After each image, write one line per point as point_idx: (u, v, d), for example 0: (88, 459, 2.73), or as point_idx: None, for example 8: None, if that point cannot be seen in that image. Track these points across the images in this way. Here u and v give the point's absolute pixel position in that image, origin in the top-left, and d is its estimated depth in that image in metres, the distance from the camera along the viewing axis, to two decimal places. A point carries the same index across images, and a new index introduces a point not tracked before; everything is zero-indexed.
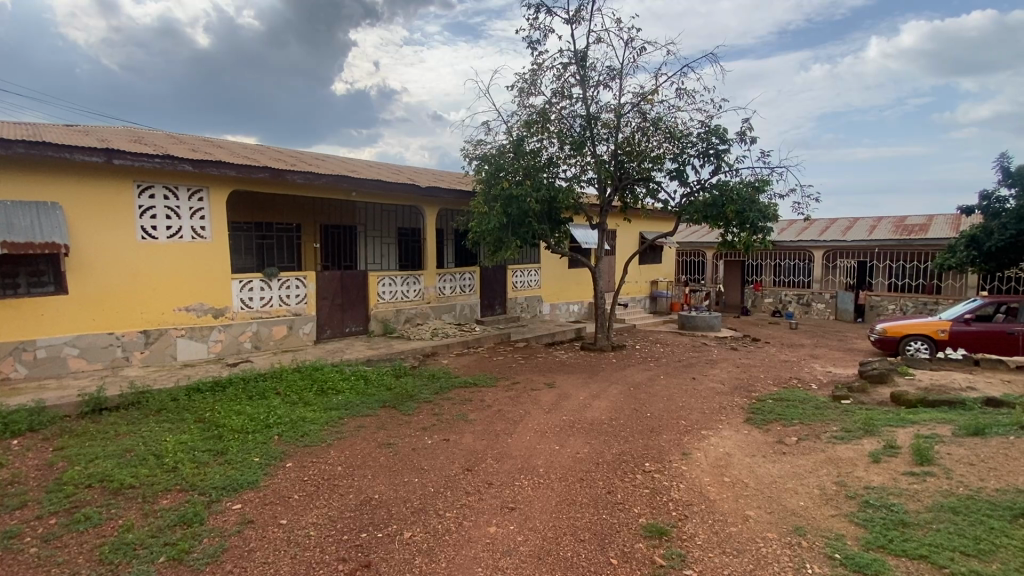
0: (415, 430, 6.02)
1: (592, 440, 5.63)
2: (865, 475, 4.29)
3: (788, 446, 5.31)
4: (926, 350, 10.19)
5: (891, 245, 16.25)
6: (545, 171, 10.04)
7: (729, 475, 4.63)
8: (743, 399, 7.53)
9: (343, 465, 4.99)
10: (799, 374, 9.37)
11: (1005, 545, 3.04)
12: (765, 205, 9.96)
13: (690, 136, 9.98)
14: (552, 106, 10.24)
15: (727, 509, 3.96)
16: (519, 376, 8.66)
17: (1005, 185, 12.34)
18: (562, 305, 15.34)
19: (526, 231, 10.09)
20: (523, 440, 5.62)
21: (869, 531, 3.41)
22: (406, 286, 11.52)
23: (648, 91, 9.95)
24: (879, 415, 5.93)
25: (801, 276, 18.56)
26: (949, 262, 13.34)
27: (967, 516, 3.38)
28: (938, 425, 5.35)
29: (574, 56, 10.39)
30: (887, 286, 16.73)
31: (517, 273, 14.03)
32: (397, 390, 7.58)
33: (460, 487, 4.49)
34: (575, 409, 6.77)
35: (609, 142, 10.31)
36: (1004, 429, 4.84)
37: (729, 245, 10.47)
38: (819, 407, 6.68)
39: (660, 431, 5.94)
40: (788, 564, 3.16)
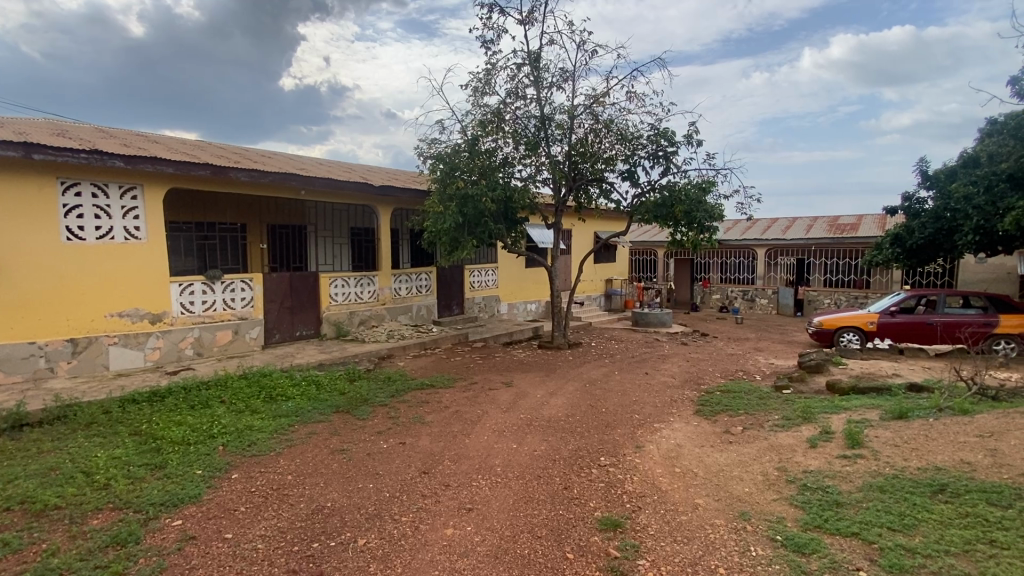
0: (370, 434, 5.89)
1: (550, 437, 5.68)
2: (804, 460, 4.54)
3: (734, 436, 5.56)
4: (857, 341, 10.88)
5: (826, 243, 17.31)
6: (500, 171, 10.10)
7: (679, 466, 4.79)
8: (693, 392, 7.82)
9: (293, 474, 4.82)
10: (744, 366, 9.81)
11: (926, 520, 3.28)
12: (711, 205, 10.35)
13: (640, 138, 10.24)
14: (506, 106, 10.29)
15: (678, 499, 4.09)
16: (477, 377, 8.61)
17: (923, 188, 13.45)
18: (518, 304, 15.39)
19: (482, 230, 10.06)
20: (480, 440, 5.61)
21: (806, 512, 3.62)
22: (359, 288, 11.24)
23: (599, 93, 10.14)
24: (816, 403, 6.31)
25: (745, 273, 19.44)
26: (876, 259, 14.30)
27: (893, 494, 3.63)
28: (868, 410, 5.74)
29: (528, 57, 10.47)
30: (823, 281, 17.79)
31: (474, 273, 13.95)
32: (351, 394, 7.40)
33: (416, 490, 4.42)
34: (531, 408, 6.81)
35: (562, 143, 10.44)
36: (924, 412, 5.24)
37: (678, 244, 10.82)
38: (762, 397, 7.03)
39: (615, 425, 6.08)
40: (734, 548, 3.30)
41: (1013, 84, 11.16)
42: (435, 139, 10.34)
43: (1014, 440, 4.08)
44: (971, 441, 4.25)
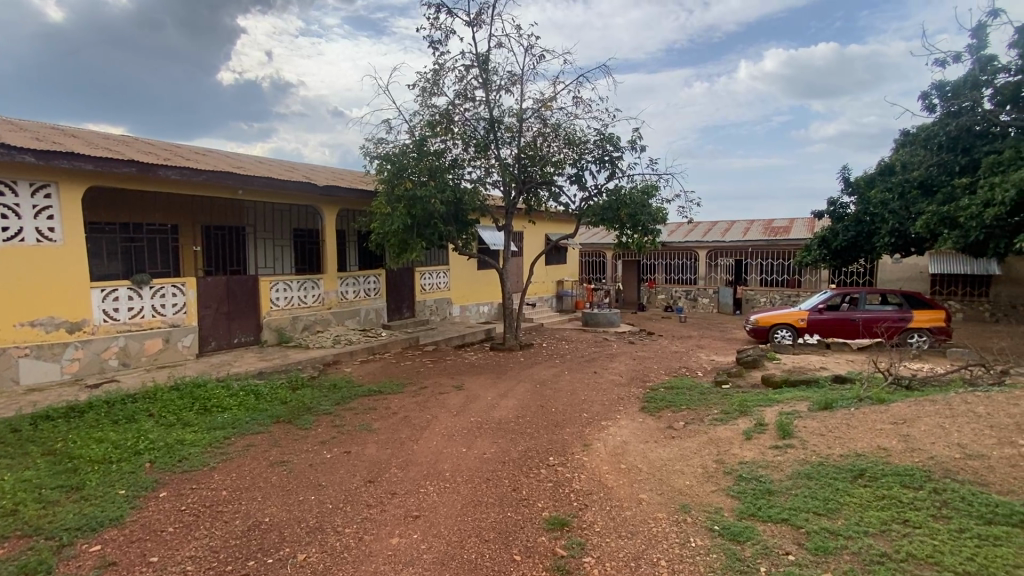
0: (313, 444, 5.67)
1: (499, 439, 5.67)
2: (740, 452, 4.76)
3: (677, 431, 5.76)
4: (790, 337, 11.56)
5: (761, 245, 18.32)
6: (449, 172, 10.02)
7: (625, 462, 4.90)
8: (639, 389, 8.04)
9: (228, 489, 4.56)
10: (688, 364, 10.20)
11: (847, 503, 3.51)
12: (655, 209, 10.70)
13: (587, 142, 10.44)
14: (455, 108, 10.25)
15: (623, 494, 4.19)
16: (427, 381, 8.48)
17: (846, 193, 14.51)
18: (471, 307, 15.30)
19: (432, 232, 9.94)
20: (429, 445, 5.52)
21: (741, 502, 3.79)
22: (303, 291, 10.82)
23: (547, 98, 10.27)
24: (752, 397, 6.65)
25: (688, 274, 20.23)
26: (806, 260, 15.21)
27: (819, 480, 3.87)
28: (798, 402, 6.10)
29: (476, 59, 10.46)
30: (759, 281, 18.80)
31: (424, 275, 13.74)
32: (293, 403, 7.10)
33: (361, 500, 4.28)
34: (482, 410, 6.79)
35: (512, 146, 10.49)
36: (847, 402, 5.62)
37: (624, 245, 11.10)
38: (703, 393, 7.34)
39: (564, 425, 6.16)
40: (675, 541, 3.40)
41: (924, 98, 12.28)
42: (383, 139, 10.14)
43: (924, 425, 4.38)
44: (887, 427, 4.54)
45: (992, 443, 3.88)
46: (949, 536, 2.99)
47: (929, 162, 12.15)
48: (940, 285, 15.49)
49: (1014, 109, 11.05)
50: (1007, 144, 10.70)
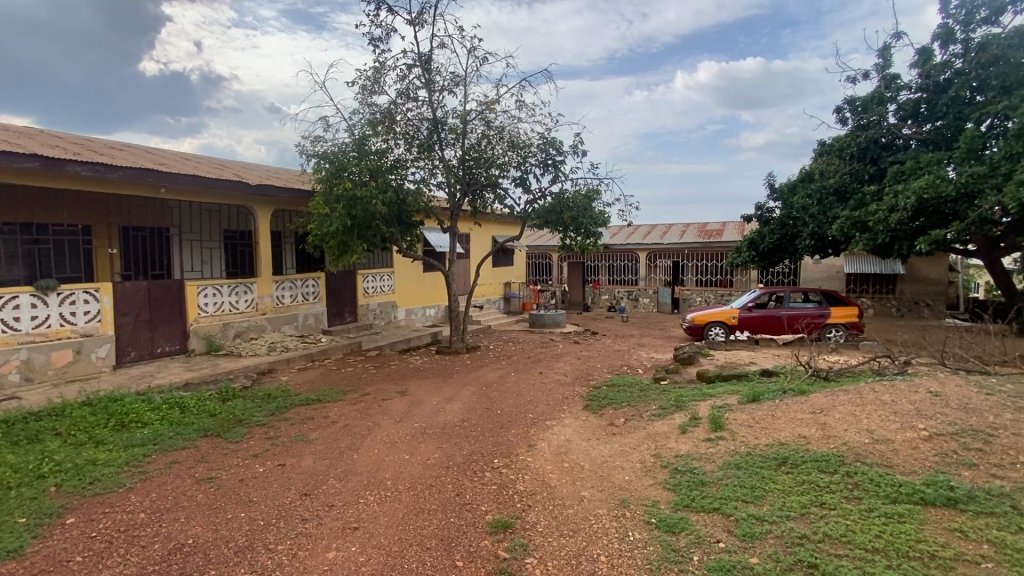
0: (244, 458, 5.36)
1: (444, 444, 5.60)
2: (675, 446, 4.95)
3: (617, 427, 5.92)
4: (722, 334, 12.22)
5: (697, 247, 19.23)
6: (391, 173, 9.81)
7: (568, 461, 4.98)
8: (583, 388, 8.21)
9: (147, 512, 4.21)
10: (629, 362, 10.53)
11: (771, 490, 3.73)
12: (597, 212, 10.94)
13: (530, 146, 10.52)
14: (396, 108, 10.07)
15: (566, 493, 4.24)
16: (370, 388, 8.23)
17: (772, 199, 15.50)
18: (416, 310, 15.04)
19: (374, 234, 9.69)
20: (370, 454, 5.37)
21: (677, 493, 3.95)
22: (234, 296, 10.22)
23: (491, 100, 10.28)
24: (687, 392, 6.95)
25: (630, 275, 20.89)
26: (737, 262, 16.11)
27: (747, 469, 4.09)
28: (729, 396, 6.44)
29: (419, 59, 10.32)
30: (695, 281, 19.71)
31: (367, 278, 13.36)
32: (223, 415, 6.68)
33: (295, 515, 4.09)
34: (426, 415, 6.68)
35: (456, 147, 10.42)
36: (773, 395, 5.99)
37: (568, 248, 11.29)
38: (643, 389, 7.59)
39: (509, 426, 6.17)
40: (615, 535, 3.49)
41: (838, 112, 13.34)
42: (321, 137, 9.79)
43: (838, 414, 4.73)
44: (807, 416, 4.86)
45: (896, 428, 4.24)
46: (859, 515, 3.24)
47: (842, 170, 13.23)
48: (854, 283, 16.84)
49: (914, 123, 12.20)
50: (908, 155, 11.83)
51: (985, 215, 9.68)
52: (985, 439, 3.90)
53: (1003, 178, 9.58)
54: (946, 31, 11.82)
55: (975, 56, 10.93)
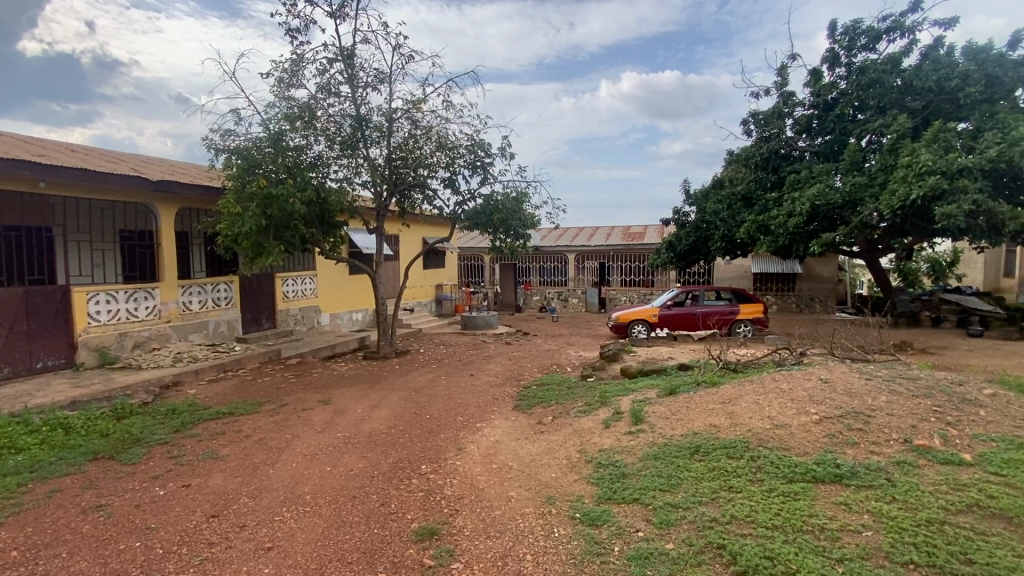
0: (142, 481, 4.86)
1: (368, 453, 5.40)
2: (599, 441, 5.11)
3: (545, 426, 6.02)
4: (644, 332, 12.80)
5: (621, 249, 20.07)
6: (311, 171, 9.36)
7: (496, 462, 4.98)
8: (513, 388, 8.27)
9: (20, 549, 3.69)
10: (558, 361, 10.75)
11: (686, 477, 3.94)
12: (527, 214, 11.06)
13: (459, 147, 10.44)
14: (317, 103, 9.63)
15: (494, 494, 4.23)
16: (289, 398, 7.77)
17: (687, 204, 16.50)
18: (341, 314, 14.44)
19: (292, 234, 9.19)
20: (288, 468, 5.06)
21: (600, 487, 4.07)
22: (132, 303, 9.26)
23: (417, 99, 10.09)
24: (611, 388, 7.21)
25: (559, 276, 21.37)
26: (657, 263, 17.00)
27: (664, 459, 4.30)
28: (649, 390, 6.76)
29: (340, 53, 9.93)
30: (620, 282, 20.54)
31: (286, 281, 12.64)
32: (117, 435, 6.02)
33: (201, 539, 3.76)
34: (350, 424, 6.42)
35: (381, 146, 10.13)
36: (689, 387, 6.36)
37: (497, 250, 11.33)
38: (571, 387, 7.78)
39: (438, 431, 6.08)
40: (541, 533, 3.52)
41: (744, 124, 14.45)
42: (231, 131, 9.14)
43: (745, 402, 5.10)
44: (717, 407, 5.20)
45: (792, 413, 4.64)
46: (761, 496, 3.51)
47: (749, 178, 14.34)
48: (760, 283, 18.32)
49: (808, 136, 13.46)
50: (803, 165, 13.05)
51: (866, 220, 10.88)
52: (865, 420, 4.36)
53: (879, 188, 10.82)
54: (833, 55, 13.18)
55: (856, 78, 12.28)
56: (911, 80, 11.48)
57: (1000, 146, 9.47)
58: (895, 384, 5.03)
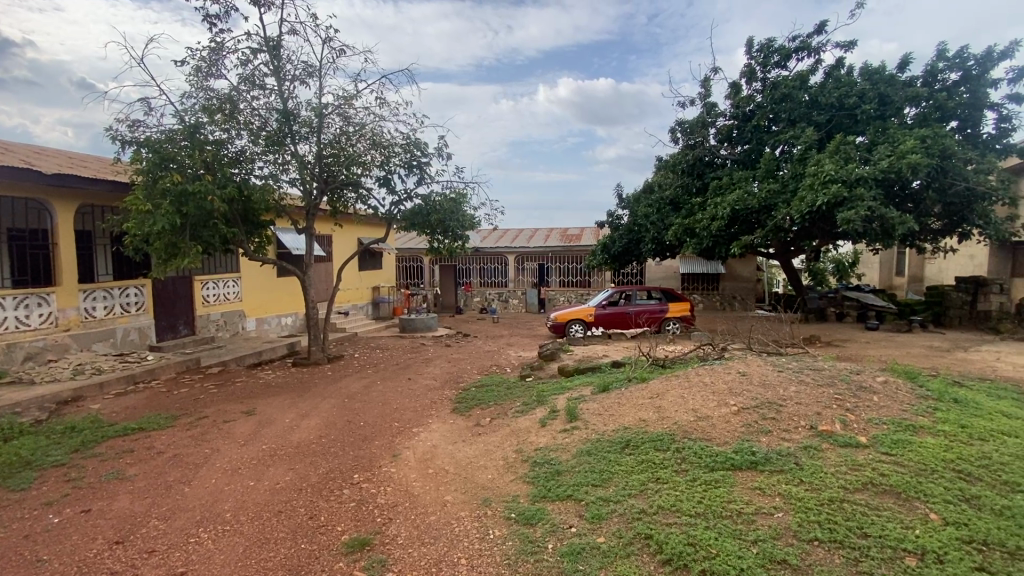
0: (31, 509, 4.33)
1: (296, 465, 5.14)
2: (536, 439, 5.16)
3: (482, 427, 6.00)
4: (581, 331, 13.14)
5: (559, 250, 20.48)
6: (232, 167, 8.80)
7: (432, 467, 4.90)
8: (452, 391, 8.19)
9: None
10: (497, 362, 10.77)
11: (616, 471, 4.07)
12: (465, 215, 10.98)
13: (394, 146, 10.18)
14: (239, 95, 9.07)
15: (429, 500, 4.16)
16: (209, 410, 7.25)
17: (620, 207, 17.12)
18: (269, 319, 13.69)
19: (211, 234, 8.60)
20: (206, 485, 4.71)
21: (535, 485, 4.11)
22: (22, 310, 8.29)
23: (349, 95, 9.75)
24: (549, 387, 7.33)
25: (499, 277, 21.44)
26: (592, 264, 17.55)
27: (597, 455, 4.41)
28: (584, 388, 6.92)
29: (265, 43, 9.40)
30: (559, 282, 20.92)
31: (206, 285, 11.78)
32: (1, 460, 5.34)
33: (102, 569, 3.42)
34: (277, 435, 6.09)
35: (311, 142, 9.70)
36: (621, 384, 6.58)
37: (435, 251, 11.20)
38: (509, 388, 7.82)
39: (373, 438, 5.90)
40: (476, 536, 3.50)
41: (671, 132, 15.17)
42: (140, 122, 8.41)
43: (671, 397, 5.34)
44: (646, 402, 5.41)
45: (714, 405, 4.91)
46: (685, 485, 3.69)
47: (676, 183, 15.08)
48: (688, 282, 19.32)
49: (729, 145, 14.33)
50: (725, 172, 13.90)
51: (779, 224, 11.76)
52: (777, 409, 4.71)
53: (789, 194, 11.73)
54: (750, 70, 14.13)
55: (771, 92, 13.25)
56: (817, 96, 12.55)
57: (891, 158, 10.53)
58: (803, 375, 5.47)
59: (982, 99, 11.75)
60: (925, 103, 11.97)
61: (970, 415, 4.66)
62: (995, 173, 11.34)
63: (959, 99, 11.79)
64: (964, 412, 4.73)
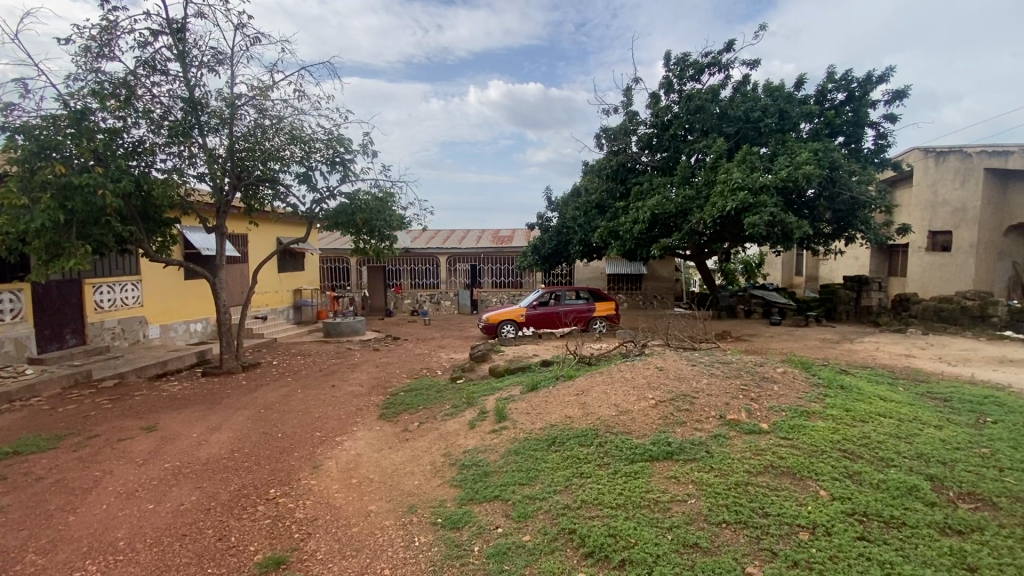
0: None
1: (204, 483, 4.74)
2: (464, 442, 5.13)
3: (410, 433, 5.87)
4: (512, 331, 13.26)
5: (491, 251, 20.59)
6: (129, 158, 7.99)
7: (356, 476, 4.72)
8: (379, 396, 7.95)
9: None
10: (428, 364, 10.60)
11: (543, 468, 4.13)
12: (392, 215, 10.71)
13: (316, 141, 9.71)
14: (136, 80, 8.27)
15: (352, 510, 4.01)
16: (101, 428, 6.51)
17: (549, 209, 17.50)
18: (176, 326, 12.58)
19: (104, 232, 7.75)
20: (96, 512, 4.23)
21: (463, 488, 4.08)
22: None
23: (265, 86, 9.20)
24: (478, 388, 7.32)
25: (430, 279, 21.12)
26: (523, 266, 17.89)
27: (524, 454, 4.46)
28: (514, 388, 6.98)
29: (167, 25, 8.63)
30: (491, 283, 20.99)
31: (99, 289, 10.60)
32: None
33: None
34: (183, 451, 5.60)
35: (221, 135, 9.03)
36: (549, 382, 6.70)
37: (361, 251, 10.83)
38: (439, 391, 7.71)
39: (292, 449, 5.59)
40: (401, 545, 3.41)
41: (596, 138, 15.69)
42: (13, 104, 7.41)
43: (595, 393, 5.51)
44: (572, 399, 5.55)
45: (634, 399, 5.14)
46: (607, 479, 3.81)
47: (601, 188, 15.62)
48: (614, 283, 20.10)
49: (649, 152, 15.04)
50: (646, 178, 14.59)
51: (694, 228, 12.53)
52: (690, 401, 5.00)
53: (703, 200, 12.54)
54: (668, 81, 14.96)
55: (686, 104, 14.08)
56: (726, 109, 13.51)
57: (789, 168, 11.55)
58: (714, 368, 5.87)
59: (863, 117, 13.23)
60: (818, 119, 13.27)
61: (852, 400, 5.21)
62: (874, 184, 12.79)
63: (844, 117, 13.20)
64: (848, 397, 5.28)
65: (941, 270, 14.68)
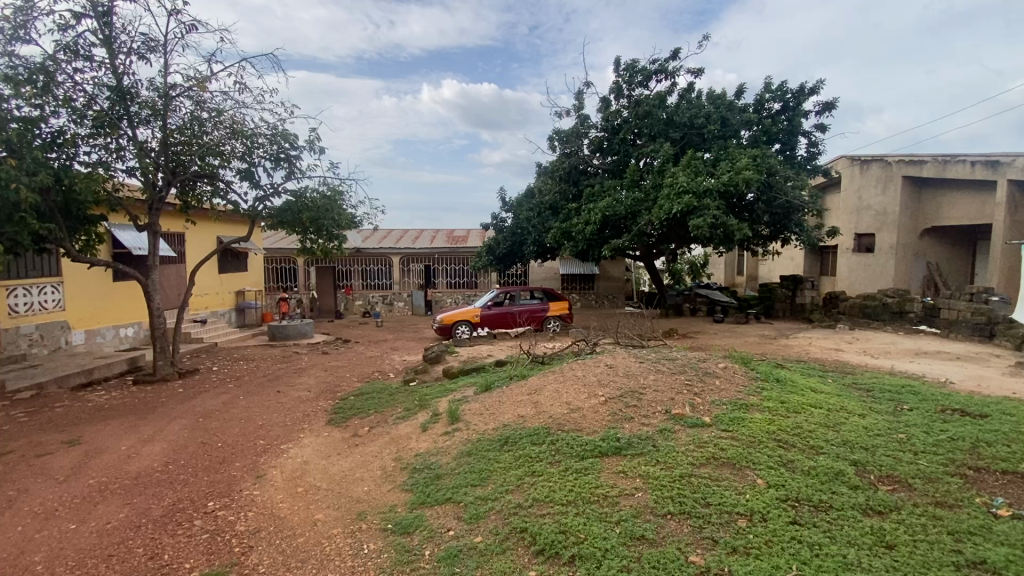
0: None
1: (135, 499, 4.44)
2: (416, 445, 5.06)
3: (360, 438, 5.73)
4: (467, 332, 13.21)
5: (445, 252, 20.43)
6: (47, 149, 7.37)
7: (302, 484, 4.56)
8: (327, 401, 7.70)
9: None
10: (380, 367, 10.38)
11: (495, 468, 4.14)
12: (341, 214, 10.41)
13: (258, 136, 9.29)
14: (55, 66, 7.64)
15: (297, 520, 3.87)
16: (15, 444, 5.95)
17: (503, 210, 17.53)
18: (104, 331, 11.71)
19: (17, 229, 7.11)
20: (8, 535, 3.87)
21: (414, 492, 4.03)
22: None
23: (202, 77, 8.72)
24: (431, 390, 7.24)
25: (382, 280, 20.69)
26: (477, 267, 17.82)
27: (476, 455, 4.45)
28: (467, 389, 6.95)
29: (91, 7, 8.01)
30: (445, 284, 20.82)
31: (13, 292, 9.71)
32: None
33: None
34: (110, 466, 5.22)
35: (153, 127, 8.49)
36: (502, 382, 6.72)
37: (308, 251, 10.47)
38: (390, 394, 7.57)
39: (233, 459, 5.33)
40: (349, 553, 3.32)
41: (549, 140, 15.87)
42: None
43: (547, 392, 5.57)
44: (524, 398, 5.59)
45: (585, 397, 5.23)
46: (558, 476, 3.87)
47: (554, 189, 15.83)
48: (567, 283, 20.40)
49: (600, 155, 15.37)
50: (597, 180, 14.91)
51: (643, 229, 12.92)
52: (638, 397, 5.15)
53: (651, 202, 12.95)
54: (618, 86, 15.34)
55: (635, 109, 14.49)
56: (672, 115, 14.00)
57: (730, 173, 12.11)
58: (660, 365, 6.07)
59: (797, 126, 14.06)
60: (756, 127, 13.99)
61: (787, 392, 5.53)
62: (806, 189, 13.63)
63: (780, 125, 13.98)
64: (783, 389, 5.60)
65: (865, 269, 15.91)
